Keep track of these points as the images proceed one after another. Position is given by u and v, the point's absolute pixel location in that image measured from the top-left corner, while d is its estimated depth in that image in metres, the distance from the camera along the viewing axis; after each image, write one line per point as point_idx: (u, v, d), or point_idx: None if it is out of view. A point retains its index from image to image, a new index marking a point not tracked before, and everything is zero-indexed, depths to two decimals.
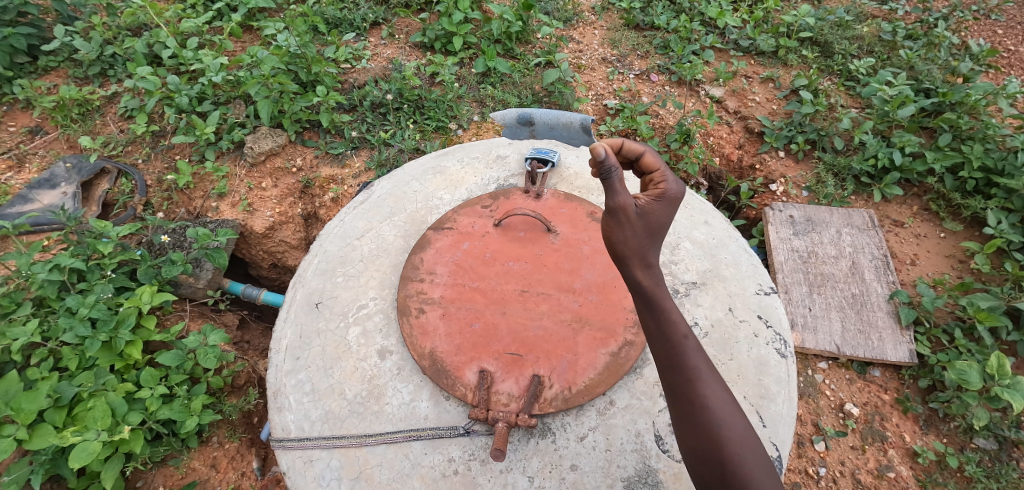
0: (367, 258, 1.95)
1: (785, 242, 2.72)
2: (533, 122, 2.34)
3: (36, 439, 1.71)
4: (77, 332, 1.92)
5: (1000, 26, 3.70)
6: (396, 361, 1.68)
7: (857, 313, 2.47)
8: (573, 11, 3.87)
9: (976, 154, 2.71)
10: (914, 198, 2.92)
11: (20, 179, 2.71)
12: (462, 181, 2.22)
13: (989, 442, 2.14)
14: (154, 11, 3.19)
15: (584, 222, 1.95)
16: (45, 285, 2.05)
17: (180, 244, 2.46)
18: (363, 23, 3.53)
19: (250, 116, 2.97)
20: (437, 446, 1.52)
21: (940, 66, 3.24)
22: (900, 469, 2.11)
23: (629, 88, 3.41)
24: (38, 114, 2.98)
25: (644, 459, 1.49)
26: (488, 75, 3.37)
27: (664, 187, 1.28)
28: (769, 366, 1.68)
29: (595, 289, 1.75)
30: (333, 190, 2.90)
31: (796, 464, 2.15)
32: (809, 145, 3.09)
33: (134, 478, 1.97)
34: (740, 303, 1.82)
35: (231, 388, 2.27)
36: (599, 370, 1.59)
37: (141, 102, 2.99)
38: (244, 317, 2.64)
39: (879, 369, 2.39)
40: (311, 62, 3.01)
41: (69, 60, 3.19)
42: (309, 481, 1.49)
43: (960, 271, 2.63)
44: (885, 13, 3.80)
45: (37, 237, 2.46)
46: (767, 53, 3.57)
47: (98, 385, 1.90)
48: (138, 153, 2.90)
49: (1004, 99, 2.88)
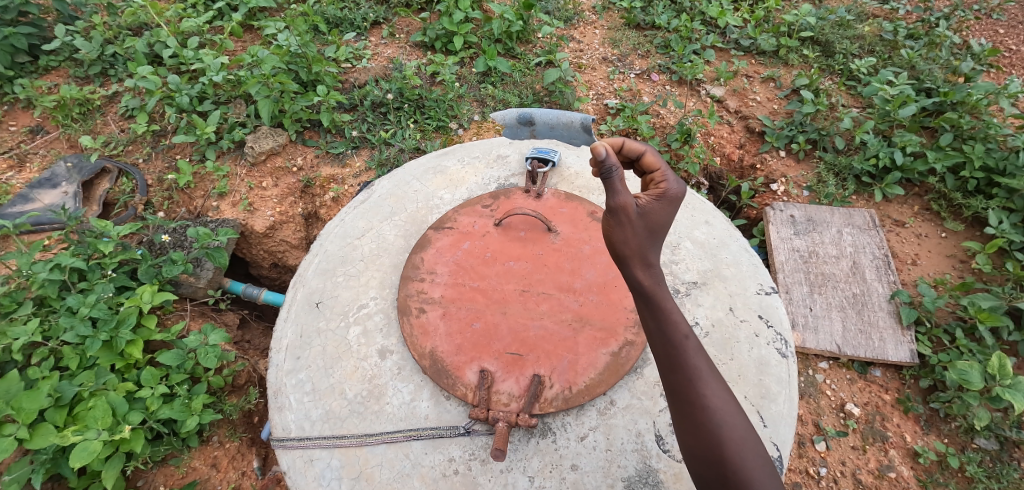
0: (367, 257, 1.95)
1: (786, 242, 2.72)
2: (534, 122, 2.28)
3: (36, 439, 1.71)
4: (78, 332, 1.93)
5: (1001, 25, 3.69)
6: (396, 361, 1.68)
7: (857, 313, 2.47)
8: (574, 10, 3.87)
9: (977, 154, 2.71)
10: (915, 198, 2.92)
11: (21, 179, 2.72)
12: (462, 181, 2.22)
13: (990, 442, 2.14)
14: (154, 10, 3.19)
15: (584, 222, 1.95)
16: (46, 285, 2.05)
17: (181, 244, 2.46)
18: (363, 23, 3.53)
19: (250, 116, 2.97)
20: (437, 446, 1.52)
21: (941, 66, 3.24)
22: (900, 470, 2.11)
23: (630, 88, 3.40)
24: (39, 113, 2.99)
25: (645, 460, 1.49)
26: (488, 74, 3.37)
27: (665, 186, 1.28)
28: (770, 366, 1.68)
29: (595, 289, 1.75)
30: (333, 190, 2.90)
31: (797, 465, 2.14)
32: (810, 145, 3.09)
33: (134, 478, 1.97)
34: (740, 303, 1.82)
35: (231, 388, 2.27)
36: (599, 370, 1.59)
37: (141, 101, 2.99)
38: (245, 317, 2.64)
39: (880, 369, 2.39)
40: (311, 61, 3.01)
41: (69, 60, 3.19)
42: (309, 481, 1.49)
43: (961, 271, 2.62)
44: (885, 13, 3.79)
45: (37, 237, 2.46)
46: (767, 53, 3.56)
47: (99, 385, 1.90)
48: (139, 153, 2.90)
49: (1005, 98, 2.88)
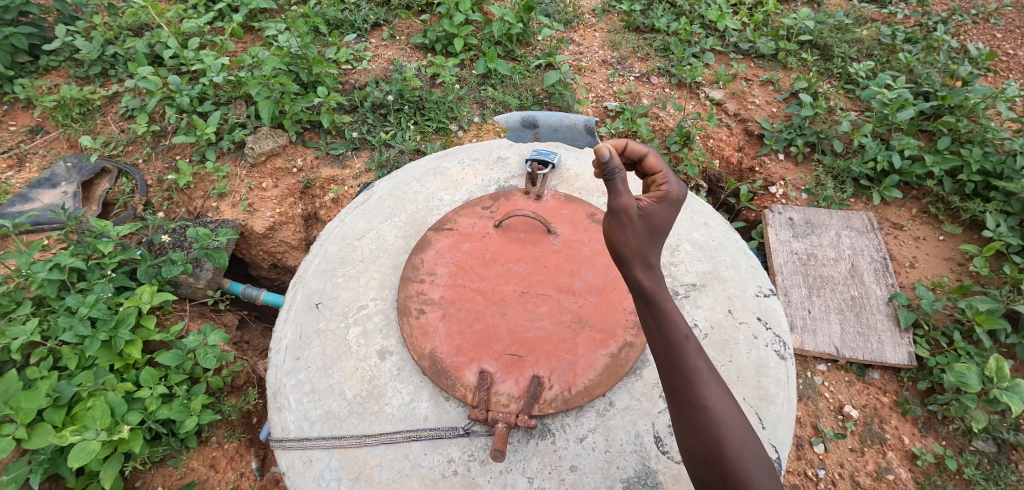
0: (367, 258, 1.95)
1: (785, 245, 2.72)
2: (536, 125, 2.27)
3: (35, 439, 1.71)
4: (77, 332, 1.92)
5: (998, 29, 3.71)
6: (396, 361, 1.69)
7: (856, 315, 2.47)
8: (574, 13, 3.88)
9: (975, 157, 2.72)
10: (913, 201, 2.93)
11: (20, 179, 2.72)
12: (463, 182, 2.22)
13: (987, 444, 2.14)
14: (155, 11, 3.19)
15: (584, 224, 1.96)
16: (45, 284, 2.05)
17: (180, 244, 2.46)
18: (364, 25, 3.54)
19: (251, 117, 2.98)
20: (437, 447, 1.52)
21: (939, 70, 3.25)
22: (899, 472, 2.11)
23: (630, 91, 3.41)
24: (39, 113, 2.99)
25: (644, 460, 1.49)
26: (488, 76, 3.38)
27: (665, 188, 1.29)
28: (769, 367, 1.68)
29: (595, 290, 1.75)
30: (333, 191, 2.90)
31: (795, 467, 2.15)
32: (809, 147, 3.10)
33: (133, 478, 1.97)
34: (740, 305, 1.82)
35: (230, 388, 2.27)
36: (598, 370, 1.59)
37: (141, 102, 2.99)
38: (244, 317, 2.64)
39: (878, 371, 2.39)
40: (312, 62, 3.01)
41: (70, 60, 3.19)
42: (309, 482, 1.49)
43: (959, 274, 2.63)
44: (884, 17, 3.81)
45: (37, 237, 2.45)
46: (767, 56, 3.58)
47: (98, 385, 1.90)
48: (139, 153, 2.90)
49: (1002, 102, 2.89)
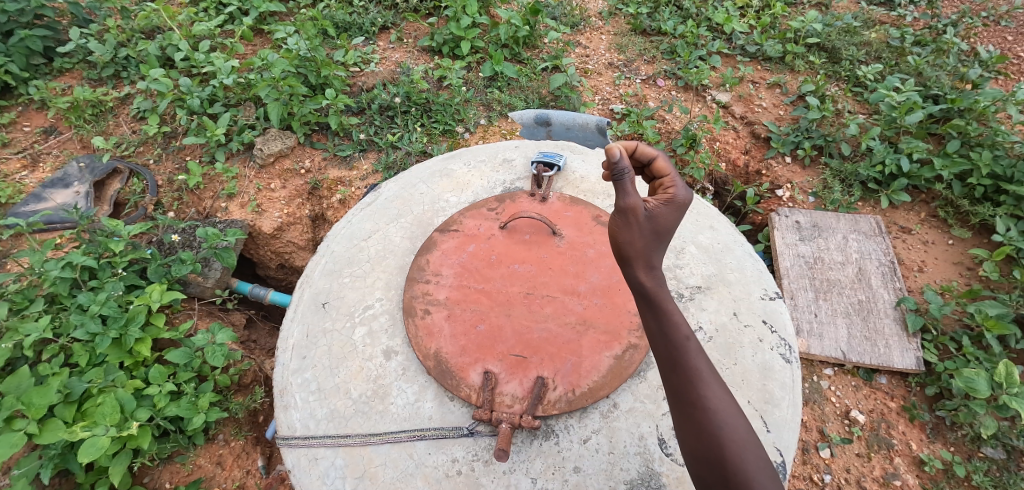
0: (374, 259, 1.97)
1: (791, 248, 2.71)
2: (551, 123, 2.65)
3: (45, 434, 1.75)
4: (89, 329, 1.97)
5: (1009, 32, 3.68)
6: (401, 361, 1.70)
7: (863, 320, 2.46)
8: (580, 16, 3.90)
9: (984, 161, 2.70)
10: (921, 205, 2.91)
11: (35, 178, 2.77)
12: (468, 184, 2.23)
13: (997, 451, 2.11)
14: (167, 14, 3.25)
15: (589, 226, 1.96)
16: (57, 282, 2.09)
17: (190, 244, 2.50)
18: (372, 27, 3.58)
19: (260, 118, 3.01)
20: (441, 446, 1.53)
21: (949, 73, 3.22)
22: (906, 477, 2.10)
23: (636, 93, 3.42)
24: (53, 114, 3.04)
25: (648, 463, 1.49)
26: (495, 79, 3.40)
27: (673, 192, 1.30)
28: (774, 371, 1.68)
29: (599, 292, 1.76)
30: (340, 192, 2.91)
31: (800, 471, 2.13)
32: (816, 151, 3.09)
33: (141, 474, 2.00)
34: (745, 308, 1.82)
35: (237, 387, 2.27)
36: (602, 372, 1.59)
37: (153, 103, 3.05)
38: (251, 316, 2.67)
39: (886, 376, 2.38)
40: (321, 65, 3.06)
41: (84, 62, 3.25)
42: (314, 480, 1.50)
43: (969, 278, 2.61)
44: (892, 19, 3.81)
45: (50, 235, 2.50)
46: (774, 58, 3.57)
47: (108, 381, 1.93)
48: (150, 154, 2.94)
49: (1012, 105, 2.88)
